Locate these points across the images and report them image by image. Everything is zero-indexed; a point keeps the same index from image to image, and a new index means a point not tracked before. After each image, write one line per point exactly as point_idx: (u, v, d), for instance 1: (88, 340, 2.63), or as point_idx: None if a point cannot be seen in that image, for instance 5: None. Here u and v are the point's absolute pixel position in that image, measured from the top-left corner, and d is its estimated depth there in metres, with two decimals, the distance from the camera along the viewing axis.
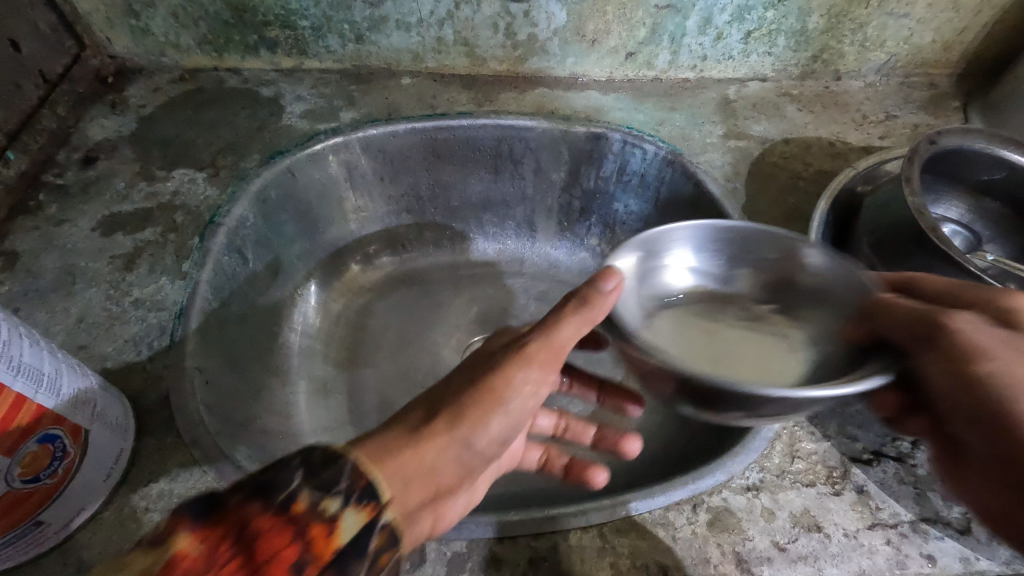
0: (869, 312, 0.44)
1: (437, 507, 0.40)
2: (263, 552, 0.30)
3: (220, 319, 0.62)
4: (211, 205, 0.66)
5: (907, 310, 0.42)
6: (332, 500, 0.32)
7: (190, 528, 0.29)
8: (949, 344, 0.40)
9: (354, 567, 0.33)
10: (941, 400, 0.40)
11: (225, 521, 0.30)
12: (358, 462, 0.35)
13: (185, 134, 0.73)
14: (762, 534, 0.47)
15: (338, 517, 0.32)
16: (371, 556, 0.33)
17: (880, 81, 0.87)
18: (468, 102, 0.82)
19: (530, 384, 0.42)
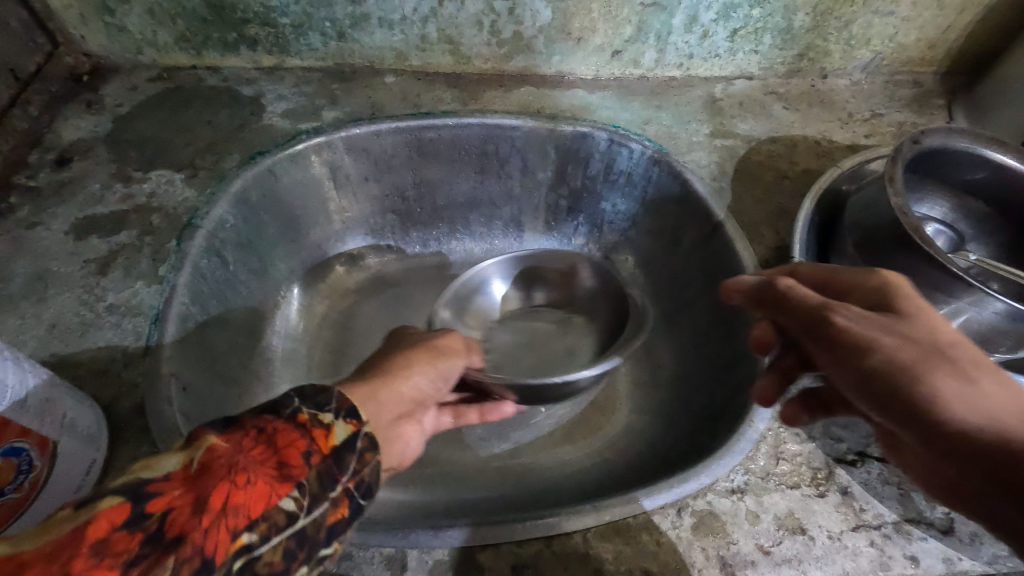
0: (779, 310, 0.43)
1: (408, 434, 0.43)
2: (279, 444, 0.32)
3: (199, 324, 0.61)
4: (190, 207, 0.65)
5: (804, 309, 0.40)
6: (326, 412, 0.35)
7: (217, 429, 0.31)
8: (834, 339, 0.38)
9: (350, 465, 0.34)
10: (853, 394, 0.38)
11: (245, 426, 0.32)
12: (341, 391, 0.37)
13: (162, 134, 0.72)
14: (746, 538, 0.47)
15: (333, 425, 0.35)
16: (363, 455, 0.35)
17: (865, 79, 0.87)
18: (453, 100, 0.81)
19: (453, 342, 0.53)
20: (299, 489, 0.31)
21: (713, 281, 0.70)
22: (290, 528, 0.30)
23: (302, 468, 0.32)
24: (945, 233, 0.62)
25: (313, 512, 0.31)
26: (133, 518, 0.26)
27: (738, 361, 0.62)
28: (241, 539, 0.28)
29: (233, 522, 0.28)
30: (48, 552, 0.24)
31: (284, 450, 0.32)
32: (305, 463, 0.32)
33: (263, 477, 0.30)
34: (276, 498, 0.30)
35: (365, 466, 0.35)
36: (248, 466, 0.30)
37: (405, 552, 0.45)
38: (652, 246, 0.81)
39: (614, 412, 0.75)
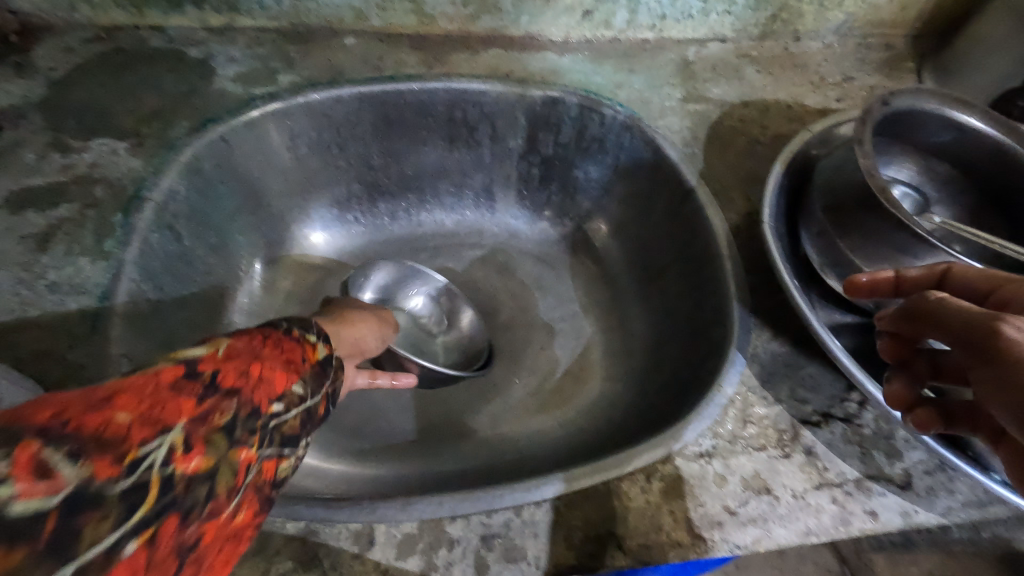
0: (925, 324, 0.36)
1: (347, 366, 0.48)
2: (286, 347, 0.39)
3: (152, 302, 0.58)
4: (136, 178, 0.61)
5: (964, 320, 0.33)
6: (309, 334, 0.43)
7: (225, 335, 0.36)
8: (1008, 350, 0.30)
9: (329, 374, 0.42)
10: (999, 413, 0.30)
11: (252, 332, 0.38)
12: (298, 325, 0.43)
13: (103, 99, 0.67)
14: (713, 500, 0.47)
15: (317, 345, 0.43)
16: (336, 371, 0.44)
17: (838, 42, 0.86)
18: (418, 63, 0.77)
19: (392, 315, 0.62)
20: (303, 380, 0.38)
21: (685, 248, 0.70)
22: (300, 407, 0.37)
23: (302, 366, 0.39)
24: (910, 195, 0.61)
25: (313, 400, 0.39)
26: (190, 373, 0.31)
27: (709, 327, 0.62)
28: (270, 404, 0.34)
29: (263, 392, 0.34)
30: (126, 388, 0.28)
31: (290, 352, 0.39)
32: (303, 361, 0.40)
33: (280, 364, 0.37)
34: (290, 382, 0.37)
35: (336, 379, 0.43)
36: (266, 355, 0.36)
37: (373, 527, 0.45)
38: (625, 214, 0.80)
39: (587, 381, 0.75)
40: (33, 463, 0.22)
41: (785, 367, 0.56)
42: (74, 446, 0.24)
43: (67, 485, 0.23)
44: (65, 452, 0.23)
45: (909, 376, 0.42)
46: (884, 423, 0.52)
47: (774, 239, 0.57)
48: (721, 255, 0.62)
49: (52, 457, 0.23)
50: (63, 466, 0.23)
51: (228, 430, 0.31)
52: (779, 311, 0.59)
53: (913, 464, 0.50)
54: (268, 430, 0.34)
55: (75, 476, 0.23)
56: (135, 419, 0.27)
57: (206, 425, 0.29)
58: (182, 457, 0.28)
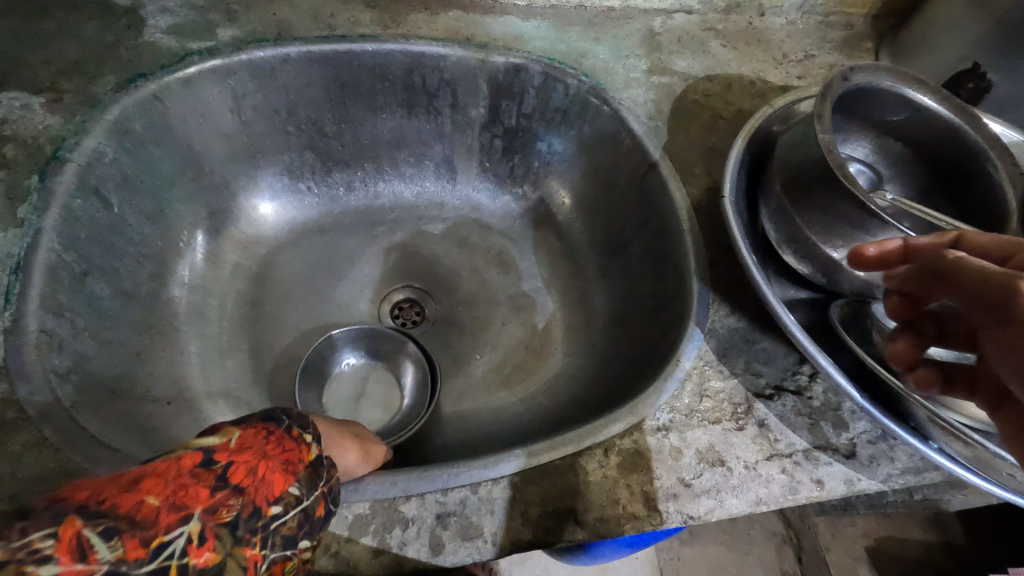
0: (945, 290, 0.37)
1: (360, 456, 0.44)
2: (289, 443, 0.37)
3: (76, 274, 0.53)
4: (54, 136, 0.55)
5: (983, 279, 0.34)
6: (307, 433, 0.39)
7: (236, 424, 0.37)
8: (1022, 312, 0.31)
9: (325, 473, 0.39)
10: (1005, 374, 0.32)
11: (258, 423, 0.38)
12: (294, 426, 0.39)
13: (12, 48, 0.60)
14: (669, 472, 0.48)
15: (311, 443, 0.39)
16: (331, 467, 0.40)
17: (801, 19, 0.86)
18: (372, 23, 0.72)
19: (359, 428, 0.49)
20: (302, 480, 0.37)
21: (646, 223, 0.69)
22: (299, 506, 0.36)
23: (301, 465, 0.37)
24: (865, 172, 0.62)
25: (311, 500, 0.37)
26: (206, 461, 0.33)
27: (668, 303, 0.62)
28: (271, 506, 0.34)
29: (265, 492, 0.34)
30: (154, 474, 0.31)
31: (289, 449, 0.37)
32: (303, 460, 0.38)
33: (281, 461, 0.36)
34: (289, 483, 0.36)
35: (333, 477, 0.40)
36: (275, 452, 0.36)
37: None
38: (588, 188, 0.79)
39: (548, 357, 0.74)
40: (73, 543, 0.26)
41: (741, 341, 0.56)
42: (109, 523, 0.27)
43: (100, 565, 0.26)
44: (99, 531, 0.27)
45: (915, 336, 0.44)
46: (832, 396, 0.54)
47: (734, 215, 0.57)
48: (682, 231, 0.62)
49: (90, 536, 0.26)
50: (98, 547, 0.26)
51: (232, 525, 0.32)
52: (737, 286, 0.60)
53: (858, 434, 0.52)
54: (270, 533, 0.33)
55: (106, 556, 0.26)
56: (161, 504, 0.30)
57: (214, 519, 0.31)
58: (194, 550, 0.30)
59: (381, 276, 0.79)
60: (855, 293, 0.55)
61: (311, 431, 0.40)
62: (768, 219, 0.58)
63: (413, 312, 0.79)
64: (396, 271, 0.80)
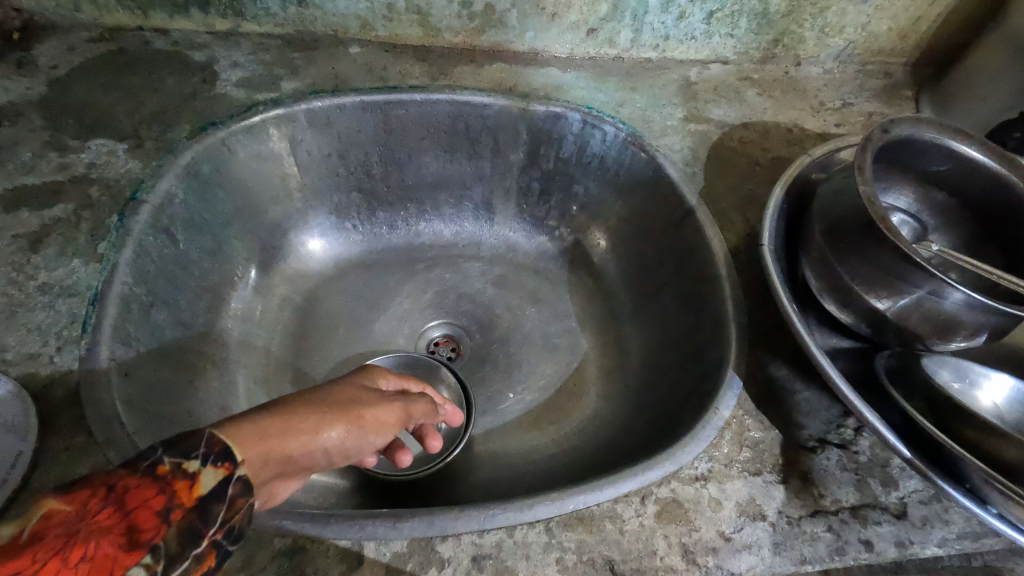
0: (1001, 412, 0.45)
1: (348, 439, 0.40)
2: (137, 495, 0.29)
3: (144, 305, 0.57)
4: (134, 180, 0.61)
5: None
6: (193, 460, 0.31)
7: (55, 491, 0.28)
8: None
9: (219, 515, 0.31)
10: None
11: (96, 480, 0.29)
12: (216, 432, 0.33)
13: (103, 100, 0.67)
14: (708, 525, 0.47)
15: (201, 472, 0.31)
16: (238, 500, 0.32)
17: (838, 68, 0.87)
18: (422, 74, 0.77)
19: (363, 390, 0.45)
20: (163, 545, 0.28)
21: (683, 267, 0.70)
22: None
23: (161, 526, 0.28)
24: (908, 223, 0.61)
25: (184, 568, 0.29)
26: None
27: (706, 348, 0.62)
28: None
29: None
30: None
31: (138, 506, 0.28)
32: (163, 519, 0.29)
33: (114, 537, 0.27)
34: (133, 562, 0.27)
35: (238, 513, 0.32)
36: (89, 533, 0.26)
37: (361, 545, 0.44)
38: (624, 230, 0.80)
39: (582, 398, 0.74)
40: None
41: (782, 390, 0.55)
42: None
43: None
44: None
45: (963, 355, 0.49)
46: (880, 451, 0.52)
47: (773, 262, 0.57)
48: (719, 276, 0.62)
49: None
50: None
51: None
52: (776, 334, 0.59)
53: (908, 493, 0.50)
54: None
55: None
56: None
57: None
58: None
59: (420, 311, 0.82)
60: (904, 344, 0.54)
61: (201, 456, 0.31)
62: (808, 266, 0.58)
63: (448, 348, 0.80)
64: (434, 307, 0.82)
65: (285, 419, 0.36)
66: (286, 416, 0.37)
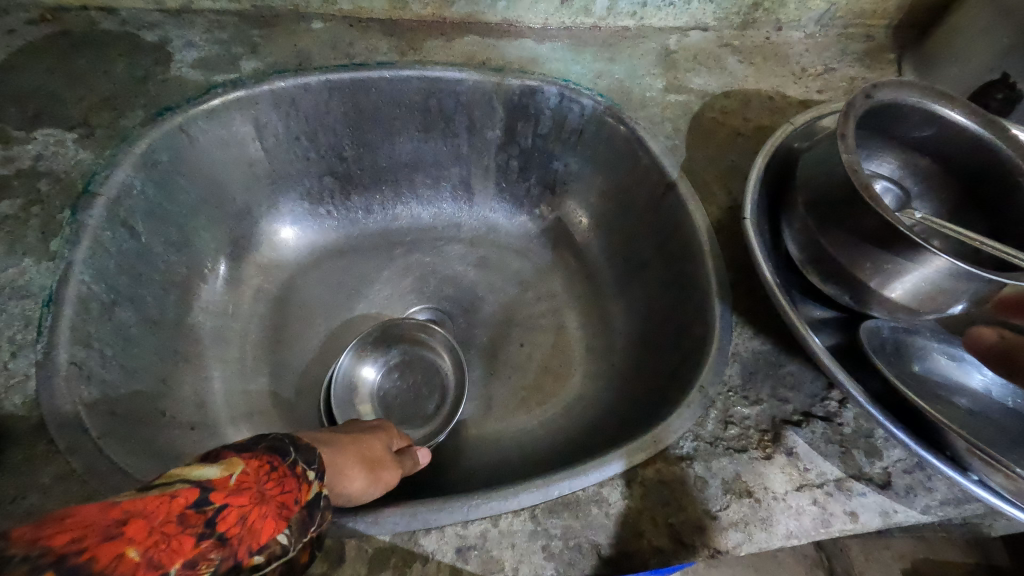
0: None
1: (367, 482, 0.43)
2: (289, 482, 0.34)
3: (105, 304, 0.55)
4: (86, 171, 0.57)
5: None
6: (310, 469, 0.36)
7: (238, 452, 0.33)
8: None
9: (318, 517, 0.35)
10: None
11: (263, 453, 0.34)
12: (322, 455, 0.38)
13: (48, 86, 0.62)
14: (695, 504, 0.46)
15: (313, 482, 0.35)
16: (326, 511, 0.36)
17: (819, 32, 0.85)
18: (390, 50, 0.74)
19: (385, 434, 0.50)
20: (294, 527, 0.32)
21: (665, 243, 0.68)
22: (283, 561, 0.31)
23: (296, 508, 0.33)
24: (892, 190, 0.60)
25: (297, 550, 0.32)
26: (199, 501, 0.29)
27: (690, 326, 0.61)
28: (253, 557, 0.29)
29: (250, 542, 0.29)
30: (134, 517, 0.26)
31: (287, 490, 0.33)
32: (299, 502, 0.33)
33: (276, 506, 0.32)
34: (279, 530, 0.31)
35: (327, 520, 0.36)
36: (269, 495, 0.32)
37: (342, 542, 0.43)
38: (606, 207, 0.78)
39: (568, 379, 0.74)
40: None
41: (767, 366, 0.55)
42: None
43: None
44: None
45: None
46: (864, 422, 0.52)
47: (756, 236, 0.56)
48: (702, 252, 0.61)
49: None
50: None
51: None
52: (761, 309, 0.58)
53: (893, 463, 0.50)
54: None
55: None
56: (137, 559, 0.24)
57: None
58: None
59: (400, 298, 0.79)
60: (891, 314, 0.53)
61: (316, 467, 0.36)
62: (792, 240, 0.57)
63: None
64: (415, 292, 0.80)
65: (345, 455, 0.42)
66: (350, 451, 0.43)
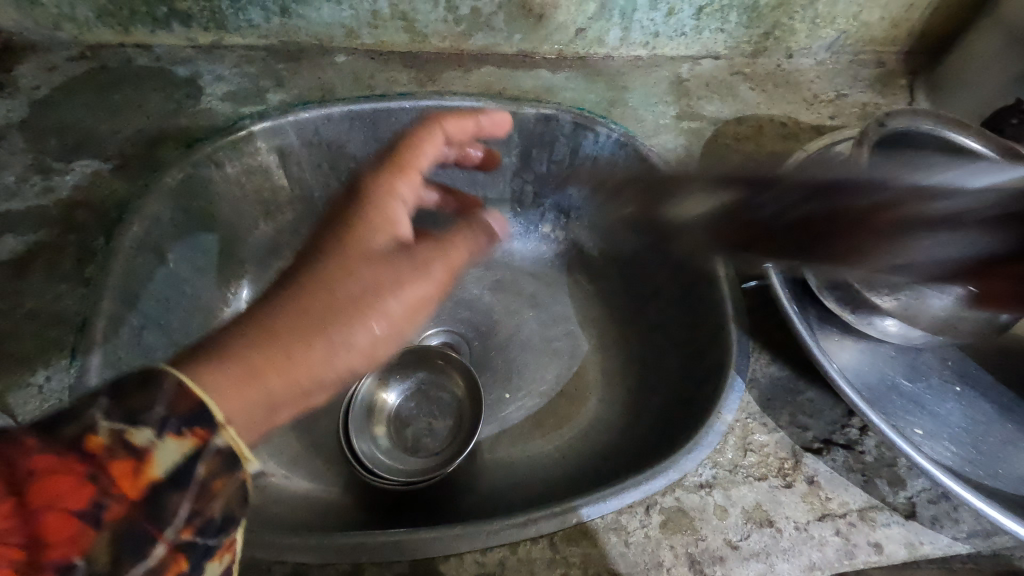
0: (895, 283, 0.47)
1: (380, 329, 0.57)
2: (57, 487, 0.27)
3: (134, 329, 0.56)
4: (120, 201, 0.60)
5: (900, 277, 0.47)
6: (138, 433, 0.30)
7: None
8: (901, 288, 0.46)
9: (183, 498, 0.30)
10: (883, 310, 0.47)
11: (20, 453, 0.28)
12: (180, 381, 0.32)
13: (86, 119, 0.66)
14: (715, 533, 0.46)
15: (144, 447, 0.30)
16: (204, 481, 0.31)
17: (830, 58, 0.86)
18: (409, 81, 0.76)
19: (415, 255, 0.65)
20: (83, 550, 0.27)
21: (680, 267, 0.69)
22: None
23: (85, 521, 0.27)
24: None
25: (122, 562, 0.28)
26: None
27: (707, 350, 0.61)
28: None
29: None
30: None
31: (50, 502, 0.27)
32: (76, 512, 0.27)
33: (13, 542, 0.26)
34: (33, 572, 0.26)
35: (210, 496, 0.31)
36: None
37: (364, 569, 0.43)
38: (620, 231, 0.79)
39: (584, 402, 0.74)
40: None
41: (785, 392, 0.55)
42: None
43: None
44: None
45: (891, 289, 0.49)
46: (886, 450, 0.51)
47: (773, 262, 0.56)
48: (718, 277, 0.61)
49: None
50: None
51: None
52: (777, 335, 0.59)
53: (917, 493, 0.49)
54: None
55: None
56: None
57: None
58: None
59: None
60: None
61: (151, 423, 0.30)
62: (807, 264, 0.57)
63: None
64: (431, 316, 0.81)
65: (309, 343, 0.53)
66: (270, 350, 0.51)
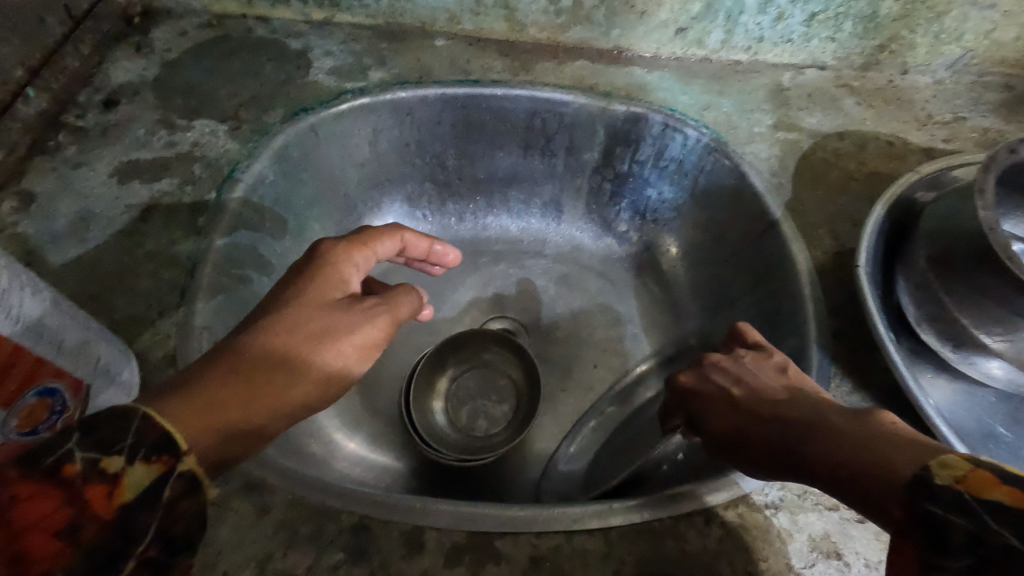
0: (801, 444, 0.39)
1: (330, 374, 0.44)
2: (37, 510, 0.30)
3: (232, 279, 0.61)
4: (231, 160, 0.65)
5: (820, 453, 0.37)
6: (114, 458, 0.33)
7: None
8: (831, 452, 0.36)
9: (150, 521, 0.33)
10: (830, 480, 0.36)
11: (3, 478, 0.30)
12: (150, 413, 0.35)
13: (207, 82, 0.71)
14: (778, 556, 0.45)
15: (119, 472, 0.33)
16: (171, 502, 0.34)
17: (950, 78, 0.80)
18: (503, 69, 0.77)
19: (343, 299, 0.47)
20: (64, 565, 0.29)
21: (761, 281, 0.66)
22: None
23: (61, 538, 0.30)
24: None
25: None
26: None
27: None
28: None
29: None
30: None
31: (31, 526, 0.30)
32: (58, 532, 0.30)
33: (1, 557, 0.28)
34: None
35: (176, 518, 0.34)
36: None
37: (423, 533, 0.45)
38: (698, 239, 0.77)
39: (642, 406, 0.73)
40: None
41: None
42: None
43: None
44: None
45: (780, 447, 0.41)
46: None
47: (868, 285, 0.53)
48: (803, 296, 0.59)
49: None
50: None
51: None
52: (863, 362, 0.55)
53: None
54: None
55: None
56: None
57: None
58: None
59: (482, 305, 0.82)
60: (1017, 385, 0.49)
61: (124, 447, 0.33)
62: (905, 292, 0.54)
63: None
64: (496, 302, 0.83)
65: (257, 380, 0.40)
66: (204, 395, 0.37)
